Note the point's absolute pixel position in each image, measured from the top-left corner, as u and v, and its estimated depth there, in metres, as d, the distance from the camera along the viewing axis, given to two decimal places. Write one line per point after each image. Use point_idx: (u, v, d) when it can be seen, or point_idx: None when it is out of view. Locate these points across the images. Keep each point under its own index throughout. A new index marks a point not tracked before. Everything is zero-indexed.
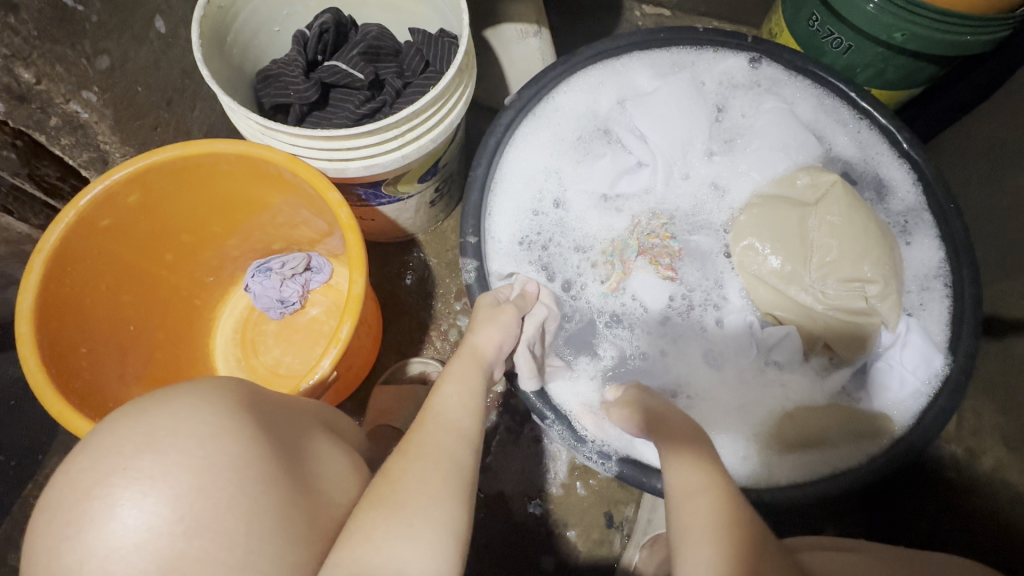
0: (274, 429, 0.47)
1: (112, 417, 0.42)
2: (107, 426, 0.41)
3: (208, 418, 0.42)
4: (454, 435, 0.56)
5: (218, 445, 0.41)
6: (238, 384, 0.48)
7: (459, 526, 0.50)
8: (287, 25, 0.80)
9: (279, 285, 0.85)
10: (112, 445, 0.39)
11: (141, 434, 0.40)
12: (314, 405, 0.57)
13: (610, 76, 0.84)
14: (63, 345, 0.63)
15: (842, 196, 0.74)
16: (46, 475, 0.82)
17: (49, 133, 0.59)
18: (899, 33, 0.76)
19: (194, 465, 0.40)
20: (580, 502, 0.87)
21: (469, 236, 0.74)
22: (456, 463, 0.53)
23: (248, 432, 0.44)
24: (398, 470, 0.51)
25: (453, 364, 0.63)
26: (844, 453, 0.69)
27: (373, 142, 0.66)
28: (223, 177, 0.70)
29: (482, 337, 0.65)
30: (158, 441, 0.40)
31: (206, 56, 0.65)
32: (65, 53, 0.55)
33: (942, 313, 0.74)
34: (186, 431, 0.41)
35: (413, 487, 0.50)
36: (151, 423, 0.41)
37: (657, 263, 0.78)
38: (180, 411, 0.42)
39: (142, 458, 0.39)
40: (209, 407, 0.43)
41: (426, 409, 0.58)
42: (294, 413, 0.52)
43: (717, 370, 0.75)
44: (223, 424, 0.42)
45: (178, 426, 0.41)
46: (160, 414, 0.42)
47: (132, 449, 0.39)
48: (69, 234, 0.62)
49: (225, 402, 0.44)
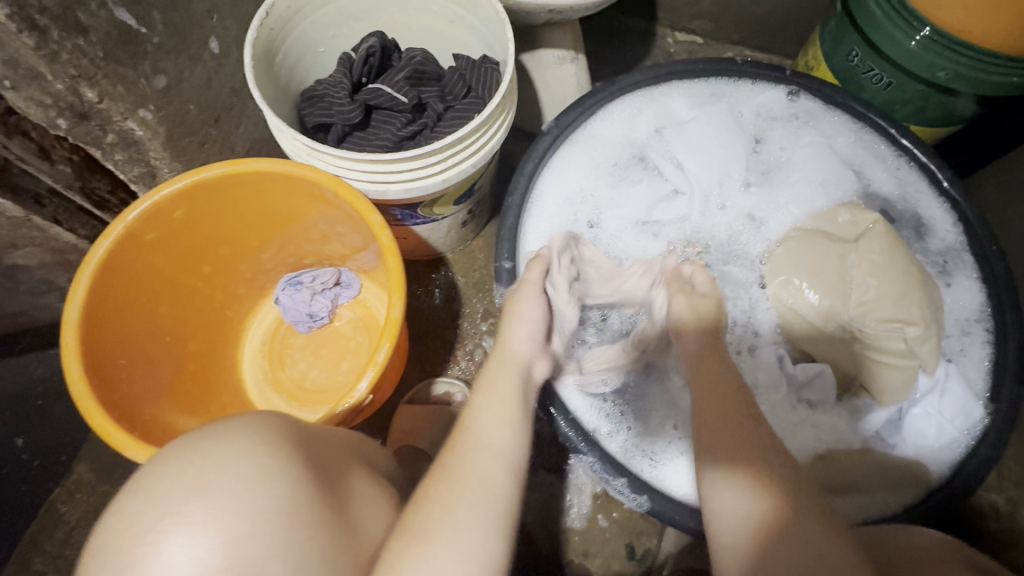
0: (317, 466, 0.47)
1: (162, 454, 0.43)
2: (156, 467, 0.41)
3: (257, 457, 0.42)
4: (483, 453, 0.55)
5: (266, 487, 0.41)
6: (277, 418, 0.48)
7: (493, 556, 0.48)
8: (332, 46, 0.81)
9: (309, 299, 0.87)
10: (164, 488, 0.40)
11: (191, 478, 0.40)
12: (346, 433, 0.57)
13: (648, 103, 0.84)
14: (103, 357, 0.63)
15: (883, 235, 0.73)
16: (73, 481, 0.82)
17: (105, 149, 0.61)
18: (941, 71, 0.75)
19: (244, 510, 0.40)
20: (602, 533, 0.86)
21: (504, 261, 0.74)
22: (487, 485, 0.52)
23: (293, 473, 0.44)
24: (424, 497, 0.51)
25: (487, 375, 0.63)
26: (878, 501, 0.67)
27: (416, 166, 0.67)
28: (266, 195, 0.71)
29: (509, 340, 0.66)
30: (208, 485, 0.40)
31: (256, 77, 0.66)
32: (128, 73, 0.57)
33: (982, 360, 0.72)
34: (233, 475, 0.41)
35: (437, 517, 0.49)
36: (202, 464, 0.41)
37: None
38: (229, 452, 0.42)
39: (192, 503, 0.39)
40: (257, 446, 0.43)
41: (459, 426, 0.58)
42: (331, 448, 0.51)
43: (753, 407, 0.73)
44: (270, 465, 0.43)
45: (227, 469, 0.41)
46: (210, 455, 0.42)
47: (182, 493, 0.40)
48: (117, 247, 0.64)
49: (271, 440, 0.44)
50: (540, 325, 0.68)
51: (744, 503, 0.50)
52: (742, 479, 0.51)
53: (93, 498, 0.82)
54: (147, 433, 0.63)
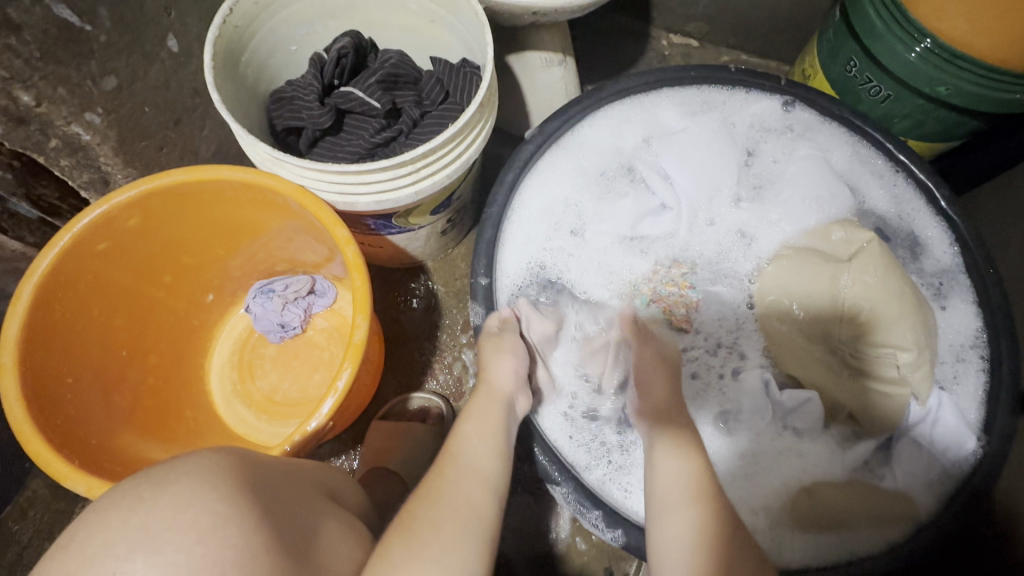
0: (279, 510, 0.43)
1: (103, 502, 0.38)
2: (95, 517, 0.37)
3: (213, 505, 0.39)
4: (471, 479, 0.55)
5: (222, 538, 0.38)
6: (230, 454, 0.44)
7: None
8: (304, 44, 0.77)
9: (280, 309, 0.83)
10: (102, 542, 0.36)
11: (134, 531, 0.36)
12: (307, 463, 0.54)
13: (637, 111, 0.81)
14: (48, 376, 0.59)
15: (878, 256, 0.69)
16: (27, 497, 0.79)
17: (48, 154, 0.56)
18: (942, 87, 0.71)
19: (195, 566, 0.36)
20: (580, 557, 0.83)
21: (480, 276, 0.71)
22: (474, 510, 0.52)
23: (252, 519, 0.40)
24: (412, 520, 0.50)
25: (473, 404, 0.63)
26: (862, 537, 0.65)
27: (385, 178, 0.63)
28: (229, 203, 0.67)
29: (497, 372, 0.65)
30: (154, 538, 0.36)
31: (218, 79, 0.62)
32: (69, 74, 0.53)
33: (977, 389, 0.69)
34: (184, 525, 0.37)
35: (427, 536, 0.49)
36: (148, 513, 0.37)
37: (671, 312, 0.75)
38: (180, 498, 0.38)
39: (135, 560, 0.35)
40: (211, 491, 0.39)
41: (446, 450, 0.58)
42: (295, 485, 0.48)
43: (735, 433, 0.70)
44: (226, 513, 0.39)
45: (177, 518, 0.37)
46: (157, 502, 0.38)
47: (125, 548, 0.35)
48: (63, 259, 0.60)
49: (226, 483, 0.41)
50: (521, 359, 0.66)
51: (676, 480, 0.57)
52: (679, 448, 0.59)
53: (48, 515, 0.78)
54: (95, 458, 0.59)
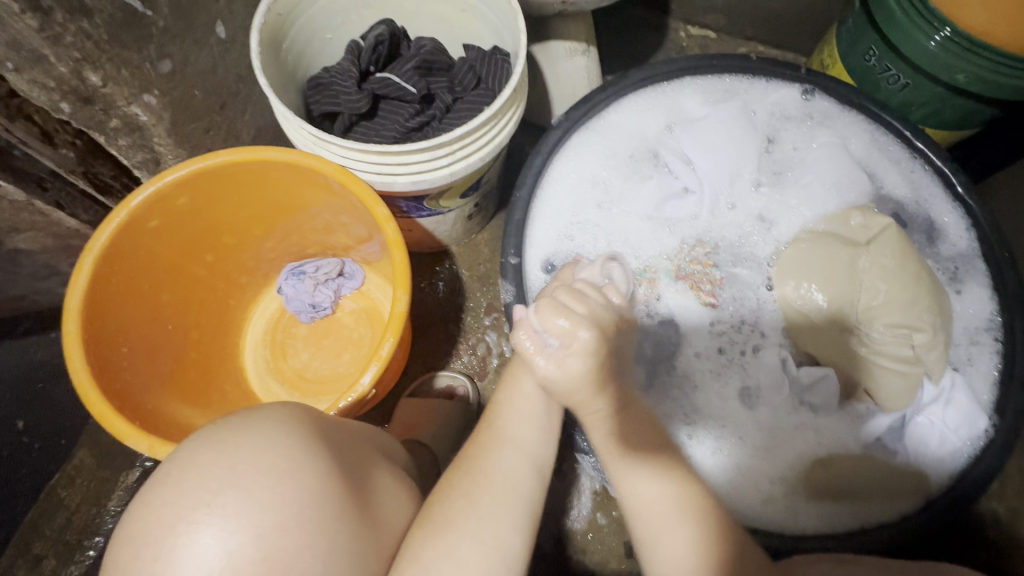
0: (346, 461, 0.47)
1: (192, 443, 0.42)
2: (187, 456, 0.41)
3: (291, 450, 0.42)
4: (508, 448, 0.56)
5: (298, 482, 0.41)
6: (298, 406, 0.47)
7: (515, 552, 0.50)
8: (340, 33, 0.80)
9: (312, 289, 0.86)
10: (196, 477, 0.39)
11: (223, 469, 0.40)
12: (361, 425, 0.56)
13: (660, 99, 0.83)
14: (105, 345, 0.63)
15: (894, 240, 0.72)
16: (74, 466, 0.82)
17: (109, 133, 0.60)
18: (961, 75, 0.73)
19: (276, 503, 0.40)
20: (600, 530, 0.86)
21: (510, 257, 0.73)
22: (511, 479, 0.54)
23: (324, 466, 0.43)
24: (448, 488, 0.53)
25: (515, 368, 0.63)
26: (875, 509, 0.67)
27: (423, 159, 0.66)
28: (270, 183, 0.70)
29: None
30: (241, 476, 0.39)
31: (263, 62, 0.65)
32: (132, 57, 0.56)
33: (990, 370, 0.71)
34: (266, 466, 0.40)
35: (460, 508, 0.51)
36: (235, 454, 0.40)
37: (698, 289, 0.77)
38: (261, 443, 0.41)
39: (226, 494, 0.39)
40: (287, 438, 0.43)
41: (487, 414, 0.60)
42: (356, 441, 0.51)
43: (755, 410, 0.73)
44: (303, 459, 0.42)
45: (259, 460, 0.40)
46: (241, 445, 0.41)
47: (216, 484, 0.39)
48: (119, 234, 0.63)
49: (301, 432, 0.44)
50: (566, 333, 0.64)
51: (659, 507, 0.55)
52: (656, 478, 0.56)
53: (92, 484, 0.81)
54: (148, 422, 0.63)
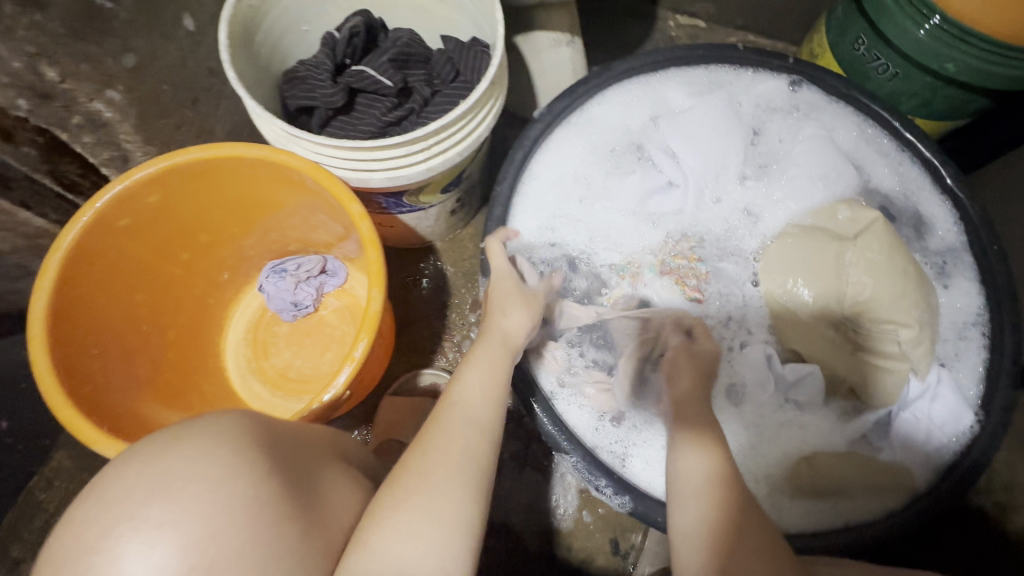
0: (286, 463, 0.46)
1: (122, 457, 0.40)
2: (114, 471, 0.39)
3: (223, 458, 0.41)
4: (464, 426, 0.55)
5: (231, 489, 0.40)
6: (245, 414, 0.47)
7: (468, 529, 0.49)
8: (316, 25, 0.78)
9: (293, 288, 0.84)
10: (120, 492, 0.38)
11: (150, 480, 0.38)
12: (320, 428, 0.56)
13: (644, 91, 0.81)
14: (73, 348, 0.61)
15: (882, 233, 0.71)
16: (53, 469, 0.81)
17: (72, 130, 0.58)
18: (950, 63, 0.72)
19: (208, 515, 0.38)
20: (587, 528, 0.86)
21: (490, 254, 0.72)
22: (468, 455, 0.53)
23: (261, 471, 0.42)
24: (403, 468, 0.51)
25: (477, 349, 0.63)
26: (860, 507, 0.66)
27: (398, 155, 0.64)
28: (244, 180, 0.68)
29: (510, 320, 0.65)
30: (170, 488, 0.38)
31: (233, 56, 0.63)
32: (92, 52, 0.55)
33: (976, 365, 0.70)
34: (199, 477, 0.39)
35: (414, 486, 0.50)
36: (163, 465, 0.39)
37: (683, 284, 0.76)
38: (192, 453, 0.40)
39: (152, 507, 0.37)
40: (221, 446, 0.41)
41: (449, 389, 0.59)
42: (303, 442, 0.51)
43: (740, 407, 0.72)
44: (235, 465, 0.41)
45: (189, 470, 0.39)
46: (171, 456, 0.40)
47: (141, 497, 0.38)
48: (87, 234, 0.61)
49: (237, 440, 0.43)
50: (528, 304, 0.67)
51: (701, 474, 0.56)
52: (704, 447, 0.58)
53: (74, 484, 0.81)
54: (120, 425, 0.62)
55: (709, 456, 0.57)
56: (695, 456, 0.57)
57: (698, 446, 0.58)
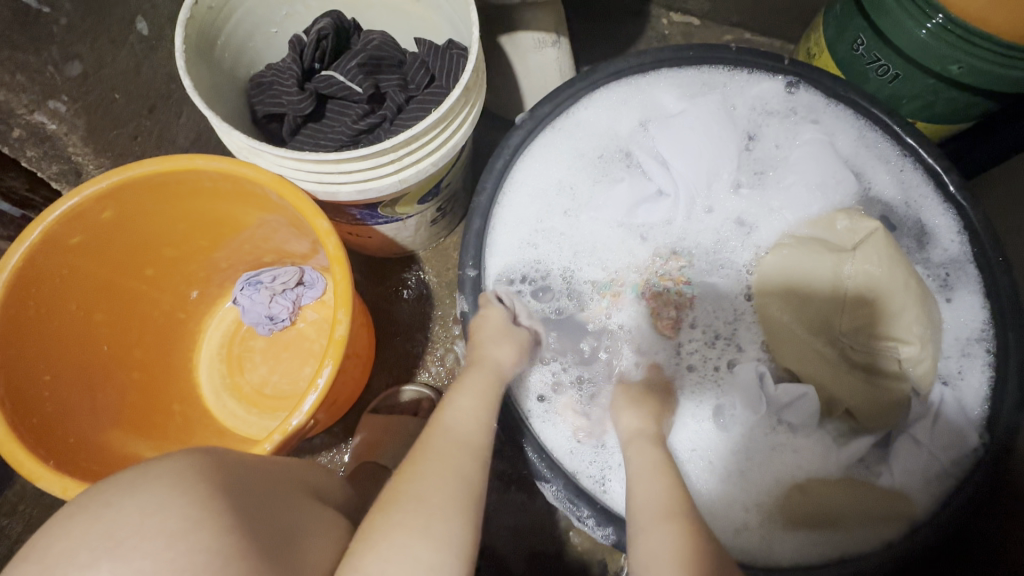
0: (254, 508, 0.42)
1: (70, 510, 0.37)
2: (62, 526, 0.36)
3: (182, 509, 0.37)
4: (459, 448, 0.54)
5: (192, 543, 0.36)
6: (205, 455, 0.43)
7: (465, 552, 0.47)
8: (285, 26, 0.74)
9: (268, 301, 0.81)
10: (67, 551, 0.35)
11: (101, 537, 0.35)
12: (285, 463, 0.52)
13: (633, 94, 0.77)
14: (21, 375, 0.58)
15: (882, 245, 0.67)
16: (17, 492, 0.78)
17: (12, 144, 0.56)
18: (954, 65, 0.68)
19: (160, 573, 0.35)
20: (574, 550, 0.82)
21: (469, 269, 0.69)
22: (462, 478, 0.52)
23: (226, 521, 0.39)
24: (395, 492, 0.49)
25: (467, 377, 0.63)
26: (857, 536, 0.63)
27: (366, 166, 0.60)
28: (206, 193, 0.64)
29: (491, 351, 0.64)
30: (119, 545, 0.35)
31: (190, 63, 0.59)
32: (28, 59, 0.52)
33: (980, 384, 0.67)
34: (152, 532, 0.36)
35: (410, 507, 0.48)
36: (114, 520, 0.36)
37: (658, 315, 0.72)
38: (148, 504, 0.37)
39: (101, 567, 0.34)
40: (182, 495, 0.38)
41: (438, 415, 0.58)
42: (274, 482, 0.47)
43: (729, 428, 0.69)
44: (198, 516, 0.37)
45: (142, 524, 0.36)
46: (123, 508, 0.36)
47: (89, 556, 0.35)
48: (35, 253, 0.58)
49: (199, 486, 0.39)
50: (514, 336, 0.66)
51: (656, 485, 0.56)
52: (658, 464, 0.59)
53: (38, 510, 0.78)
54: (72, 457, 0.58)
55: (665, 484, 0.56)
56: (653, 479, 0.57)
57: (654, 474, 0.57)
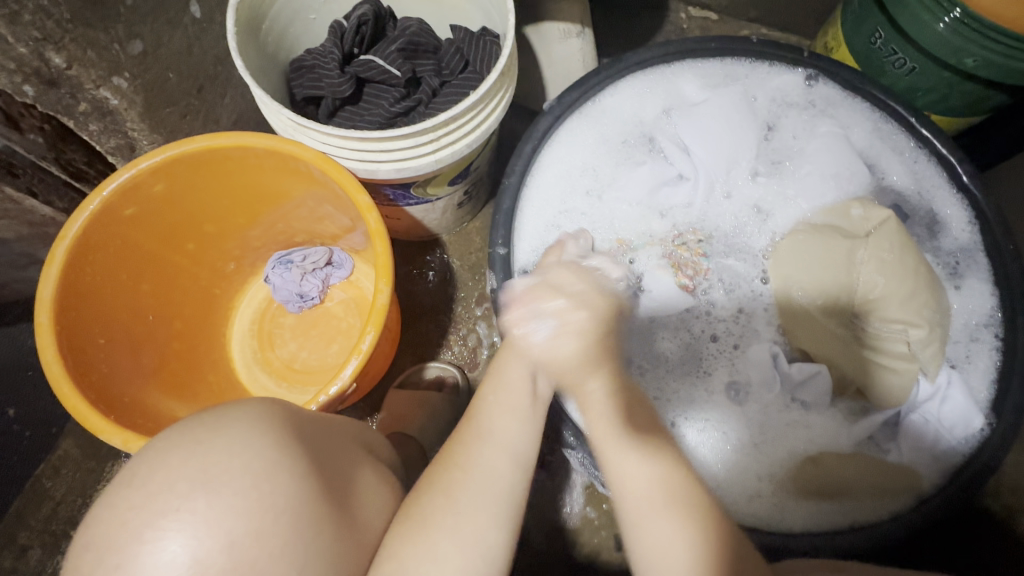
0: (324, 458, 0.45)
1: (159, 445, 0.40)
2: (157, 459, 0.39)
3: (265, 452, 0.41)
4: (490, 443, 0.54)
5: (274, 485, 0.40)
6: (273, 403, 0.46)
7: (494, 546, 0.49)
8: (324, 13, 0.77)
9: (299, 279, 0.84)
10: (165, 481, 0.38)
11: (194, 471, 0.38)
12: (347, 421, 0.55)
13: (657, 82, 0.80)
14: (80, 338, 0.61)
15: (895, 232, 0.70)
16: (59, 457, 0.81)
17: (77, 118, 0.59)
18: (970, 58, 0.70)
19: (249, 507, 0.38)
20: (590, 523, 0.85)
21: (498, 247, 0.72)
22: (488, 473, 0.52)
23: (302, 467, 0.42)
24: (427, 485, 0.51)
25: (501, 355, 0.61)
26: (865, 507, 0.66)
27: (405, 145, 0.63)
28: (250, 170, 0.68)
29: (524, 324, 0.61)
30: (212, 479, 0.38)
31: (240, 45, 0.62)
32: (99, 37, 0.55)
33: (988, 368, 0.69)
34: (240, 470, 0.39)
35: (439, 505, 0.49)
36: (206, 456, 0.39)
37: (679, 270, 0.76)
38: (235, 445, 0.40)
39: (197, 499, 0.37)
40: (263, 440, 0.41)
41: (477, 398, 0.59)
42: (336, 436, 0.50)
43: (744, 404, 0.71)
44: (278, 460, 0.41)
45: (233, 462, 0.39)
46: (213, 446, 0.40)
47: (186, 488, 0.37)
48: (93, 223, 0.61)
49: (278, 434, 0.42)
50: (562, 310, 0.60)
51: (642, 477, 0.52)
52: (642, 455, 0.53)
53: (79, 475, 0.81)
54: (129, 416, 0.61)
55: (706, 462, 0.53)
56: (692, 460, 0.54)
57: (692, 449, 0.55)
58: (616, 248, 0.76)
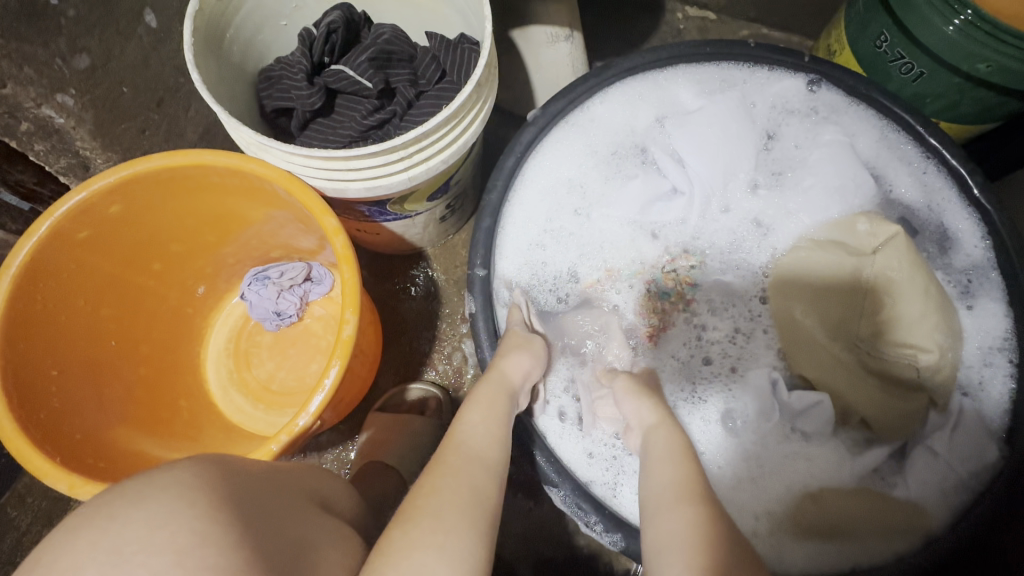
0: (264, 523, 0.42)
1: (72, 522, 0.36)
2: (65, 540, 0.35)
3: (190, 523, 0.37)
4: (479, 463, 0.52)
5: (201, 558, 0.36)
6: (209, 464, 0.43)
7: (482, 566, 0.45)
8: (294, 20, 0.73)
9: (276, 296, 0.80)
10: (72, 566, 0.34)
11: (105, 552, 0.35)
12: (292, 472, 0.52)
13: (650, 89, 0.75)
14: (28, 372, 0.58)
15: (905, 249, 0.64)
16: (26, 484, 0.79)
17: (21, 138, 0.64)
18: (982, 63, 0.66)
19: None
20: (580, 551, 0.82)
21: (477, 268, 0.68)
22: (478, 495, 0.49)
23: (233, 536, 0.38)
24: (410, 508, 0.48)
25: (478, 389, 0.59)
26: (868, 547, 0.61)
27: (375, 164, 0.59)
28: (212, 189, 0.64)
29: (511, 362, 0.62)
30: (125, 561, 0.34)
31: (198, 56, 0.58)
32: (37, 53, 0.59)
33: (1002, 395, 0.64)
34: (159, 547, 0.35)
35: (427, 524, 0.45)
36: (119, 534, 0.35)
37: (645, 322, 0.72)
38: (155, 518, 0.36)
39: None
40: (188, 509, 0.37)
41: (448, 439, 0.55)
42: (283, 497, 0.47)
43: (738, 434, 0.68)
44: (205, 531, 0.37)
45: (149, 539, 0.35)
46: (128, 521, 0.36)
47: (94, 573, 0.34)
48: (43, 248, 0.58)
49: (206, 501, 0.39)
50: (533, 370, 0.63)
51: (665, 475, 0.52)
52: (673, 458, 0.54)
53: (45, 503, 0.78)
54: (80, 454, 0.58)
55: (683, 516, 0.47)
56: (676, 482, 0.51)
57: (673, 505, 0.49)
58: (606, 279, 0.73)
